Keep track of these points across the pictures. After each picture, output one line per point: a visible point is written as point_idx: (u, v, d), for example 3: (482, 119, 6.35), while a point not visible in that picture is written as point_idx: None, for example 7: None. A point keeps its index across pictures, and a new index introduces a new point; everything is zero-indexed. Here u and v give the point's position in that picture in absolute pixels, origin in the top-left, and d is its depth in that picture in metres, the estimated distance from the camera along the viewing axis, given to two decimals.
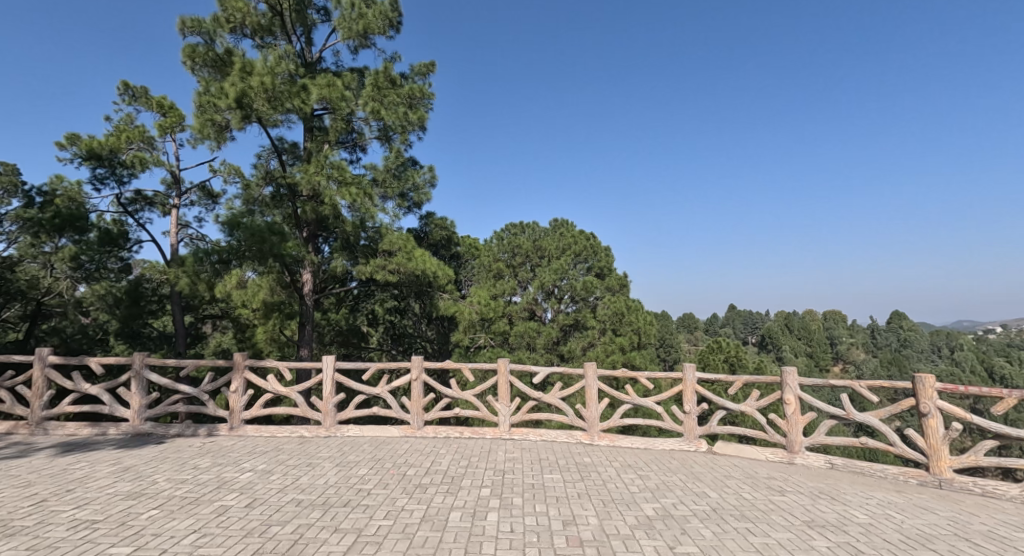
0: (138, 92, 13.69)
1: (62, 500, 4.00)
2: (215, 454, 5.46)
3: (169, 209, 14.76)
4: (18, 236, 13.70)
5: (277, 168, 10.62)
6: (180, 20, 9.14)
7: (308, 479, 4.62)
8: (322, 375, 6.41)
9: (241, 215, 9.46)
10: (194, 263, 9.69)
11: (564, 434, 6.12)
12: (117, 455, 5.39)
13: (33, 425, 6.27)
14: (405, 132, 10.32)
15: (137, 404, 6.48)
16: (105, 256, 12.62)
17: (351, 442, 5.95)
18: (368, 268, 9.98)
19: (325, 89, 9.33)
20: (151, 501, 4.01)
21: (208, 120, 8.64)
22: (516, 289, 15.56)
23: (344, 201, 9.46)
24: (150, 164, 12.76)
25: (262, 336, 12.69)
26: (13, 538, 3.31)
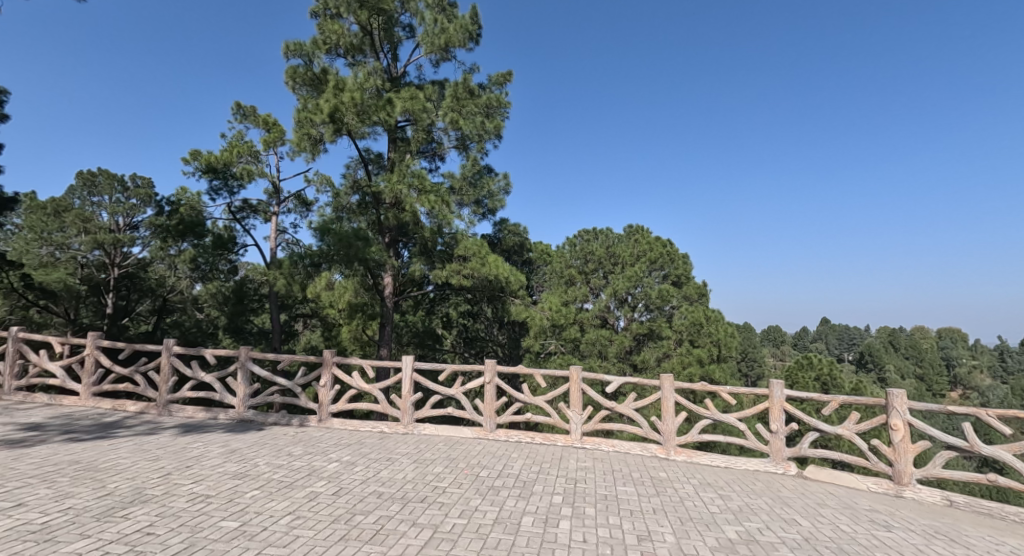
0: (248, 111, 15.22)
1: (182, 475, 4.50)
2: (306, 443, 5.91)
3: (270, 216, 16.21)
4: (151, 240, 15.86)
5: (363, 177, 11.35)
6: (284, 44, 10.07)
7: (389, 473, 4.86)
8: (402, 375, 6.68)
9: (331, 222, 10.18)
10: (290, 266, 10.56)
11: (638, 446, 5.94)
12: (225, 438, 5.98)
13: (160, 407, 7.12)
14: (482, 141, 10.61)
15: (242, 393, 7.14)
16: (218, 258, 14.07)
17: (427, 440, 6.17)
18: (445, 272, 10.37)
19: (408, 102, 9.75)
20: (253, 482, 4.41)
21: (305, 134, 9.47)
22: (588, 296, 15.32)
23: (424, 208, 9.87)
24: (256, 175, 14.12)
25: (347, 334, 13.57)
26: (145, 505, 3.79)
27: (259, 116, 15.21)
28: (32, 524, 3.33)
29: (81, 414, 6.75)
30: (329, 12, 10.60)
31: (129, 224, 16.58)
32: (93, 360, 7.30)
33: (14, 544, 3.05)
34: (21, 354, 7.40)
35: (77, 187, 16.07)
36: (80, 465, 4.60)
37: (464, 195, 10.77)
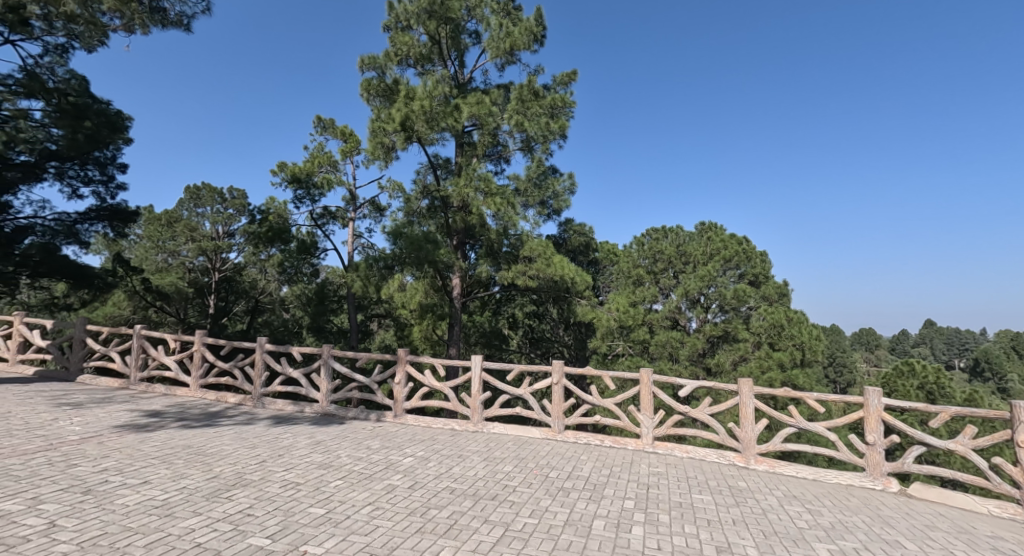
0: (327, 123, 16.22)
1: (275, 463, 4.88)
2: (384, 438, 6.19)
3: (347, 221, 17.17)
4: (245, 247, 17.36)
5: (432, 182, 11.74)
6: (359, 58, 10.65)
7: (461, 469, 4.99)
8: (471, 374, 6.81)
9: (403, 226, 10.61)
10: (367, 268, 11.14)
11: (714, 453, 5.67)
12: (311, 430, 6.41)
13: (255, 399, 7.75)
14: (547, 142, 10.62)
15: (325, 388, 7.61)
16: (302, 262, 15.14)
17: (496, 439, 6.25)
18: (511, 273, 10.47)
19: (475, 106, 9.95)
20: (336, 473, 4.69)
21: (379, 143, 9.97)
22: (657, 296, 14.77)
23: (490, 210, 10.02)
24: (335, 184, 15.03)
25: (418, 333, 14.08)
26: (244, 489, 4.14)
27: (337, 128, 16.18)
28: (154, 500, 3.75)
29: (190, 403, 7.50)
30: (400, 25, 11.05)
31: (227, 232, 18.23)
32: (199, 355, 8.08)
33: (140, 516, 3.45)
34: (141, 349, 8.34)
35: (184, 200, 17.90)
36: (190, 450, 5.11)
37: (529, 196, 10.84)
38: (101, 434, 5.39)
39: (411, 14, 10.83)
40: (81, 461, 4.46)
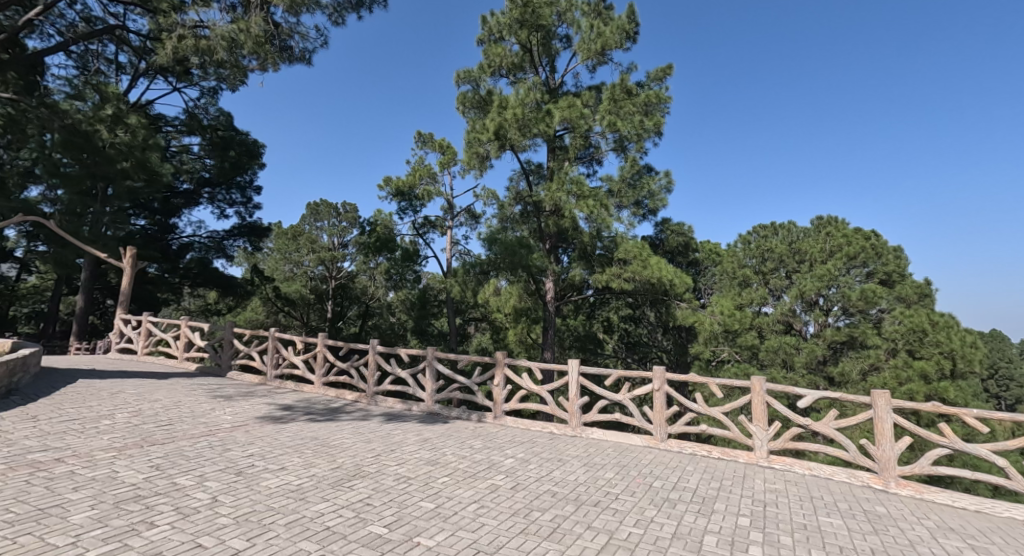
0: (427, 138, 17.18)
1: (388, 457, 5.23)
2: (485, 438, 6.38)
3: (445, 229, 18.01)
4: (356, 256, 18.92)
5: (525, 188, 11.93)
6: (455, 74, 11.15)
7: (562, 473, 4.98)
8: (569, 378, 6.77)
9: (497, 232, 10.87)
10: (464, 274, 11.58)
11: (843, 473, 5.09)
12: (418, 428, 6.78)
13: (369, 397, 8.37)
14: (641, 140, 10.29)
15: (430, 388, 8.02)
16: (405, 270, 16.18)
17: (596, 445, 6.15)
18: (604, 277, 10.28)
19: (566, 110, 9.94)
20: (443, 470, 4.92)
21: (474, 153, 10.36)
22: (767, 298, 13.60)
23: (583, 213, 9.93)
24: (435, 195, 15.85)
25: (513, 337, 14.31)
26: (364, 479, 4.50)
27: (435, 142, 17.05)
28: (290, 485, 4.20)
29: (315, 399, 8.30)
30: (493, 37, 11.38)
31: (341, 243, 19.98)
32: (321, 355, 8.93)
33: (280, 498, 3.88)
34: (275, 349, 9.41)
35: (306, 215, 19.94)
36: (317, 441, 5.65)
37: (623, 197, 10.59)
38: (246, 424, 6.16)
39: (503, 25, 11.12)
40: (232, 447, 5.13)
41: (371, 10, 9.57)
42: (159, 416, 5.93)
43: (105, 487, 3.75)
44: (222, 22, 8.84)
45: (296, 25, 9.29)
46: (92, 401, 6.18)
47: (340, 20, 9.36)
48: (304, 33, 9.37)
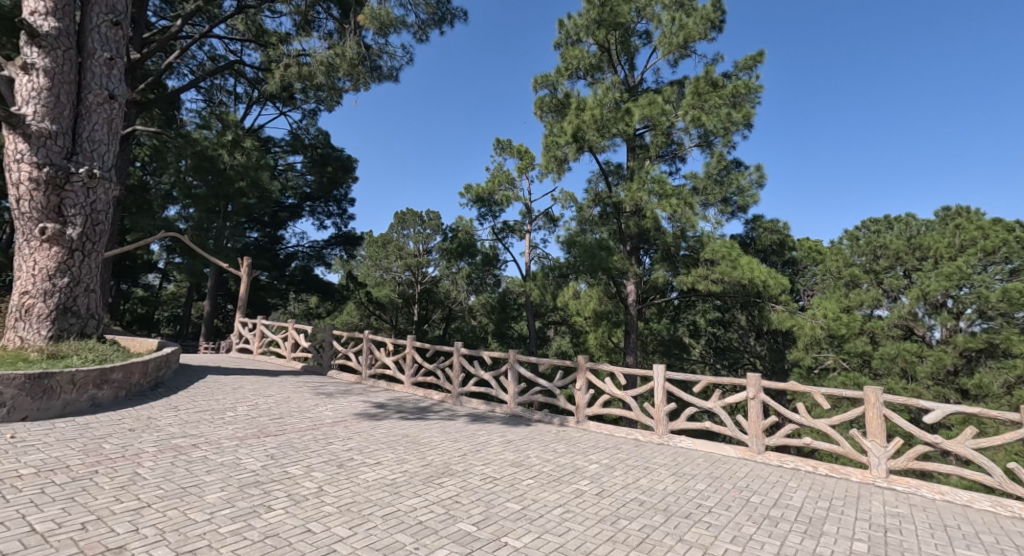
0: (505, 144, 17.49)
1: (474, 457, 5.37)
2: (568, 442, 6.34)
3: (524, 233, 18.19)
4: (440, 262, 19.68)
5: (604, 189, 11.75)
6: (533, 79, 11.26)
7: (649, 481, 4.82)
8: (654, 384, 6.49)
9: (576, 235, 10.79)
10: (544, 277, 11.62)
11: (985, 500, 4.44)
12: (502, 429, 6.90)
13: (454, 397, 8.66)
14: (729, 134, 9.71)
15: (512, 390, 8.12)
16: (486, 274, 16.59)
17: (685, 454, 5.87)
18: (690, 278, 9.83)
19: (647, 108, 9.59)
20: (528, 472, 4.96)
21: (552, 157, 10.39)
22: (880, 300, 12.25)
23: (665, 213, 9.57)
24: (513, 200, 16.10)
25: (594, 341, 14.02)
26: (452, 477, 4.66)
27: (514, 147, 17.32)
28: (385, 479, 4.46)
29: (405, 398, 8.74)
30: (570, 40, 11.34)
31: (425, 249, 20.89)
32: (410, 357, 9.37)
33: (377, 491, 4.13)
34: (369, 350, 10.04)
35: (393, 224, 21.08)
36: (408, 438, 5.95)
37: (709, 195, 10.05)
38: (345, 419, 6.63)
39: (580, 27, 11.05)
40: (334, 441, 5.54)
41: (452, 24, 9.96)
42: (272, 410, 6.57)
43: (230, 472, 4.21)
44: (321, 49, 9.65)
45: (385, 46, 9.92)
46: (218, 394, 6.98)
47: (424, 37, 9.83)
48: (392, 52, 9.97)
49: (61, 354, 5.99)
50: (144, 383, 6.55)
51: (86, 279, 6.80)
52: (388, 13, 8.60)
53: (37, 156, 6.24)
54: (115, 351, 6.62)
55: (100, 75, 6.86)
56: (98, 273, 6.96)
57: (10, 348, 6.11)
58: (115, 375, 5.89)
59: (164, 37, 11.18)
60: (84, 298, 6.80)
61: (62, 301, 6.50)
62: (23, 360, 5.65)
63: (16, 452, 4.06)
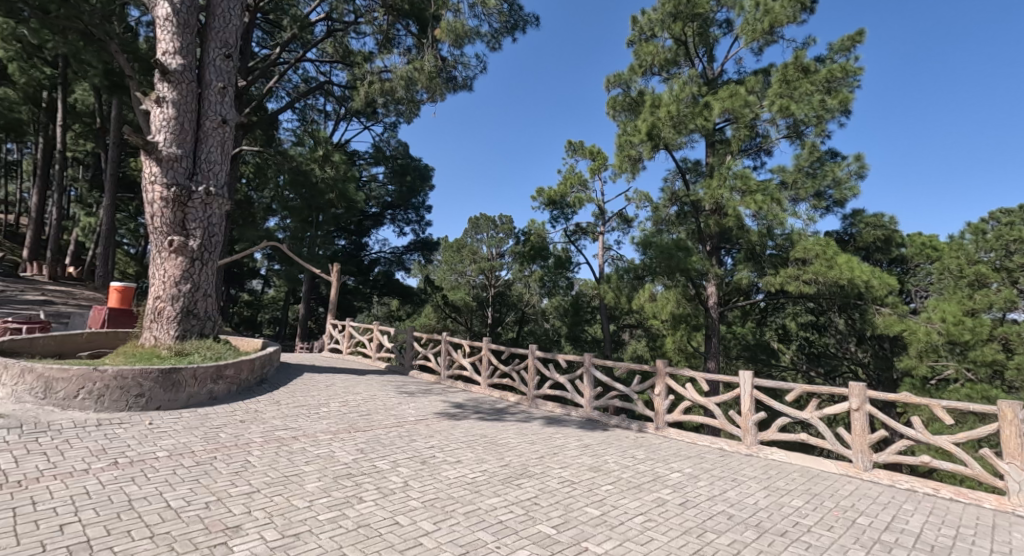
0: (577, 146, 17.38)
1: (551, 460, 5.37)
2: (648, 449, 6.16)
3: (597, 235, 17.94)
4: (513, 265, 19.92)
5: (682, 188, 11.32)
6: (606, 79, 11.10)
7: (737, 494, 4.56)
8: (740, 391, 6.09)
9: (652, 235, 10.45)
10: (618, 279, 11.37)
11: None
12: (578, 433, 6.84)
13: (530, 400, 8.71)
14: (822, 122, 8.97)
15: (588, 394, 8.00)
16: (559, 277, 16.57)
17: (778, 467, 5.48)
18: (778, 279, 9.19)
19: (728, 100, 9.11)
20: (607, 478, 4.88)
21: (626, 156, 10.19)
22: (1013, 301, 10.71)
23: (749, 210, 9.03)
24: (586, 202, 15.94)
25: (671, 345, 13.20)
26: (530, 479, 4.69)
27: (586, 149, 17.17)
28: (465, 477, 4.58)
29: (482, 399, 8.93)
30: (644, 35, 11.05)
31: (499, 253, 21.25)
32: (486, 358, 9.55)
33: (458, 489, 4.26)
34: (447, 351, 10.37)
35: (468, 229, 21.64)
36: (486, 439, 6.08)
37: (799, 189, 9.35)
38: (426, 418, 6.90)
39: (655, 22, 10.74)
40: (416, 438, 5.78)
41: (524, 30, 10.09)
42: (360, 407, 6.98)
43: (326, 463, 4.53)
44: (401, 65, 10.16)
45: (460, 57, 10.26)
46: (313, 391, 7.54)
47: (497, 45, 10.04)
48: (467, 63, 10.28)
49: (185, 352, 6.77)
50: (252, 379, 7.22)
51: (205, 285, 7.63)
52: (463, 24, 8.88)
53: (166, 177, 7.12)
54: (228, 350, 7.38)
55: (215, 103, 7.71)
56: (214, 279, 7.79)
57: (145, 346, 7.00)
58: (228, 371, 6.55)
59: (265, 65, 12.32)
60: (203, 302, 7.63)
61: (186, 305, 7.34)
62: (156, 357, 6.45)
63: (152, 437, 4.65)
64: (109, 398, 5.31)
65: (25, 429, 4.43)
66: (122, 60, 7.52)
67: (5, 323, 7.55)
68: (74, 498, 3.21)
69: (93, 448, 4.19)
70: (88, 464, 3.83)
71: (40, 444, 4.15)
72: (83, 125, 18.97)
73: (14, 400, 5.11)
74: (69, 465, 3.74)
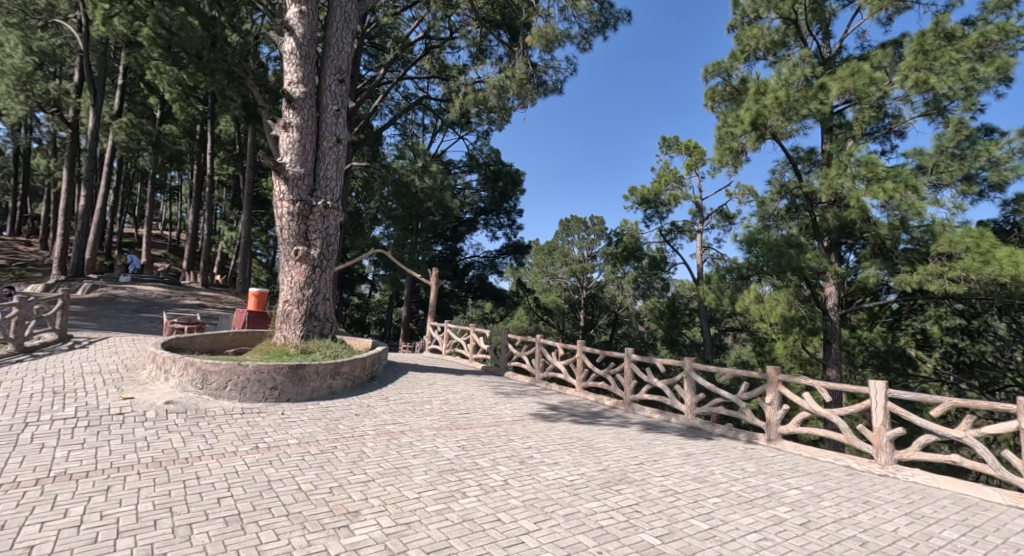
0: (672, 142, 16.68)
1: (652, 467, 5.19)
2: (760, 462, 5.71)
3: (695, 234, 17.07)
4: (606, 267, 19.61)
5: (792, 179, 10.42)
6: (703, 69, 10.56)
7: (870, 518, 4.08)
8: (870, 403, 5.43)
9: (757, 231, 9.69)
10: (719, 279, 10.72)
11: None
12: (680, 441, 6.54)
13: (627, 404, 8.48)
14: (972, 94, 7.75)
15: (689, 400, 7.55)
16: (654, 278, 16.00)
17: (921, 492, 4.79)
18: (915, 277, 8.08)
19: (849, 79, 8.19)
20: (714, 490, 4.61)
21: (726, 148, 9.61)
22: None
23: (877, 201, 8.03)
24: (682, 199, 15.27)
25: (783, 351, 12.14)
26: (631, 486, 4.57)
27: (681, 144, 16.44)
28: (564, 479, 4.58)
29: (576, 402, 8.87)
30: (747, 19, 10.35)
31: (590, 255, 21.03)
32: (581, 361, 9.44)
33: (557, 491, 4.27)
34: (541, 354, 10.44)
35: (559, 231, 21.66)
36: (583, 442, 6.02)
37: (941, 173, 8.19)
38: (523, 419, 7.01)
39: (759, 3, 10.02)
40: (515, 438, 5.89)
41: (616, 28, 9.92)
42: (460, 406, 7.27)
43: (432, 457, 4.79)
44: (494, 75, 10.47)
45: (550, 61, 10.34)
46: (418, 389, 7.99)
47: (588, 46, 9.97)
48: (557, 66, 10.32)
49: (309, 350, 7.54)
50: (365, 376, 7.82)
51: (324, 290, 8.43)
52: (554, 29, 8.93)
53: (292, 195, 7.99)
54: (344, 348, 8.08)
55: (331, 124, 8.50)
56: (331, 284, 8.57)
57: (277, 345, 7.90)
58: (345, 367, 7.15)
59: (371, 86, 13.35)
60: (323, 305, 8.43)
61: (309, 307, 8.16)
62: (285, 354, 7.24)
63: (285, 426, 5.23)
64: (250, 390, 6.06)
65: (188, 414, 5.20)
66: (256, 92, 8.54)
67: (172, 324, 8.98)
68: (227, 476, 3.71)
69: (239, 433, 4.81)
70: (237, 447, 4.40)
71: (200, 427, 4.85)
72: (225, 151, 21.88)
73: (180, 388, 6.03)
74: (222, 447, 4.33)
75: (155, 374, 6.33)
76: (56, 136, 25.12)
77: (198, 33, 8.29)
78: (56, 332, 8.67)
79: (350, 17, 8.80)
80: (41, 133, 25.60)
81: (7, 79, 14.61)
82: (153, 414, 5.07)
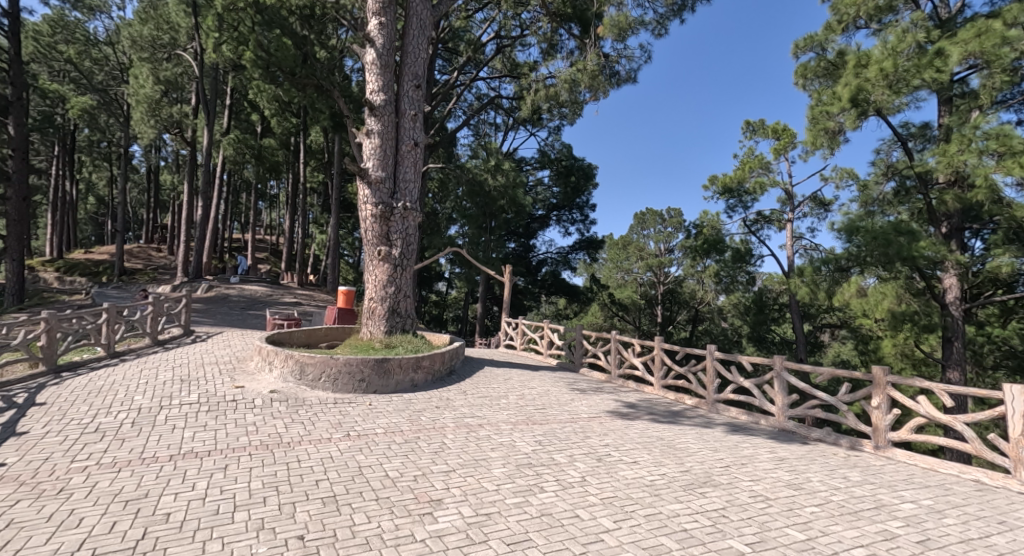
0: (757, 125, 15.61)
1: (740, 471, 4.90)
2: (866, 471, 5.20)
3: (784, 223, 15.90)
4: (684, 260, 18.88)
5: (901, 159, 9.40)
6: (793, 45, 9.77)
7: (1007, 541, 3.57)
8: (1004, 410, 4.73)
9: (858, 219, 8.79)
10: (812, 273, 9.65)
11: None
12: (772, 444, 6.11)
13: (709, 404, 8.05)
14: None
15: (780, 402, 7.01)
16: (738, 271, 14.99)
17: None
18: None
19: (973, 42, 7.21)
20: (811, 498, 4.27)
21: (821, 129, 8.80)
22: None
23: (1011, 177, 6.93)
24: (769, 187, 14.27)
25: (891, 349, 10.99)
26: (716, 489, 4.36)
27: (768, 127, 15.33)
28: (645, 479, 4.45)
29: (655, 401, 8.55)
30: None
31: (667, 248, 20.32)
32: (659, 359, 9.08)
33: (637, 490, 4.16)
34: (617, 350, 10.19)
35: (634, 225, 21.09)
36: (663, 442, 5.81)
37: None
38: (600, 416, 6.90)
39: None
40: (592, 435, 5.82)
41: (693, 9, 9.42)
42: (536, 401, 7.29)
43: (510, 451, 4.85)
44: (565, 69, 10.36)
45: (623, 51, 10.03)
46: (495, 383, 8.13)
47: (663, 31, 9.56)
48: (630, 55, 9.99)
49: (393, 345, 7.92)
50: (444, 370, 8.09)
51: (405, 287, 8.80)
52: (626, 17, 8.64)
53: (374, 198, 8.43)
54: (424, 344, 8.40)
55: (409, 128, 8.85)
56: (412, 282, 8.94)
57: (364, 339, 8.38)
58: (426, 361, 7.43)
59: (446, 89, 13.73)
60: (404, 302, 8.81)
61: (391, 305, 8.58)
62: (371, 349, 7.67)
63: (372, 415, 5.56)
64: (341, 381, 6.48)
65: (289, 402, 5.67)
66: (341, 103, 9.07)
67: (273, 320, 9.83)
68: (324, 460, 4.01)
69: (333, 421, 5.17)
70: (331, 434, 4.74)
71: (300, 415, 5.27)
72: (316, 160, 23.57)
73: (281, 379, 6.58)
74: (319, 434, 4.68)
75: (261, 365, 6.97)
76: (179, 154, 28.40)
77: (292, 52, 9.01)
78: (181, 327, 9.83)
79: (425, 25, 9.10)
80: (166, 152, 29.04)
81: (140, 107, 16.73)
82: (260, 402, 5.58)
